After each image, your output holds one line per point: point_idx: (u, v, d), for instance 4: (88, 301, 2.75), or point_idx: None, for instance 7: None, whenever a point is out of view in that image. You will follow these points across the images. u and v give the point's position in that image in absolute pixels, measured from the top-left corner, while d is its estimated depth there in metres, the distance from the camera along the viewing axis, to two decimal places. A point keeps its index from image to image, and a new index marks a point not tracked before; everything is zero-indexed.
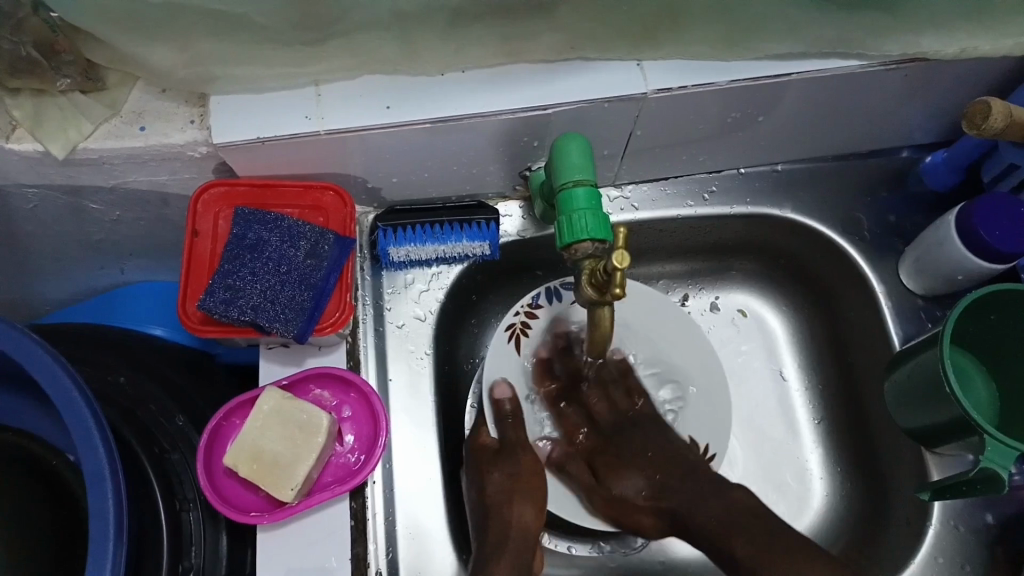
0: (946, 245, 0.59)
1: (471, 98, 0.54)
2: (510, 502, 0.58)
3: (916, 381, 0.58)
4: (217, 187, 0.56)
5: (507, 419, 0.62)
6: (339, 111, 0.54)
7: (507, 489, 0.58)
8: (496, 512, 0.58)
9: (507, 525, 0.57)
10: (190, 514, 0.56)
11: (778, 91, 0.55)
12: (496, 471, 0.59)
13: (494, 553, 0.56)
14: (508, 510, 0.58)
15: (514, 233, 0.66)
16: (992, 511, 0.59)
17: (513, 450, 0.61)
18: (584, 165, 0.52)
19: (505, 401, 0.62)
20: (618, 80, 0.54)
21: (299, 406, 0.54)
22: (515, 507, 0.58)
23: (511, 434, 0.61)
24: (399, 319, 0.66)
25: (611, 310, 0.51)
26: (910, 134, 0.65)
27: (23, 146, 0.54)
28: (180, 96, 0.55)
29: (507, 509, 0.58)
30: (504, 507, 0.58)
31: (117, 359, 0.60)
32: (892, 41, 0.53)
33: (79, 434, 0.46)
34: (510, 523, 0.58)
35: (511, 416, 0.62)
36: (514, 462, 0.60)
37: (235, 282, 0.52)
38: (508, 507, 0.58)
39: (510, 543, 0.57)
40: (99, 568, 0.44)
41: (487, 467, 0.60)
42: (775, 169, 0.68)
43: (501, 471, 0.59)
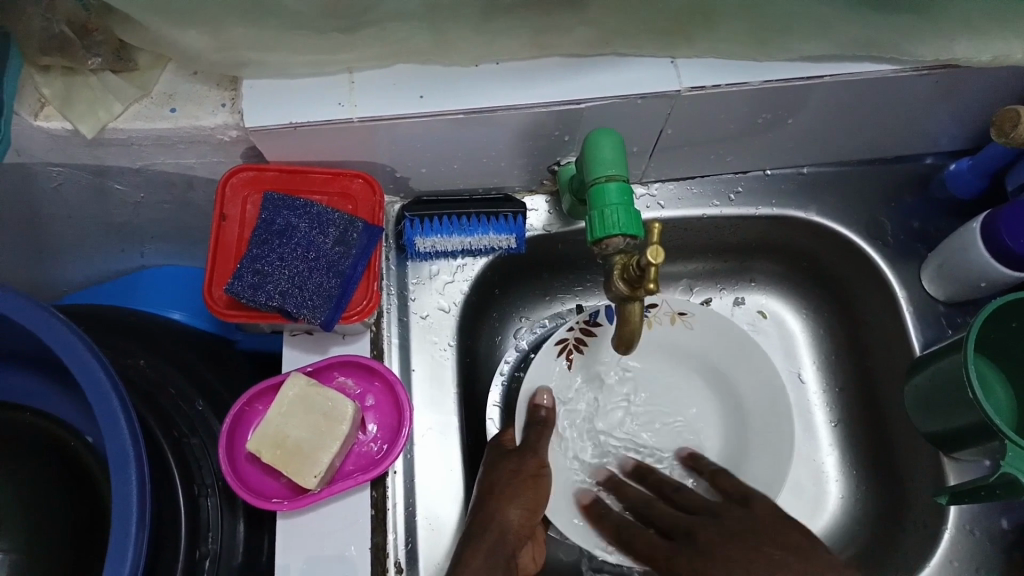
0: (969, 252, 0.59)
1: (504, 90, 0.54)
2: (508, 501, 0.55)
3: (937, 386, 0.58)
4: (247, 171, 0.56)
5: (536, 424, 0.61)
6: (371, 98, 0.53)
7: (505, 484, 0.56)
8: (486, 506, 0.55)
9: (489, 525, 0.54)
10: (208, 500, 0.56)
11: (808, 93, 0.56)
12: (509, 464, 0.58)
13: (471, 540, 0.53)
14: (498, 505, 0.55)
15: (539, 227, 0.66)
16: (1008, 517, 0.59)
17: (529, 452, 0.59)
18: (617, 160, 0.52)
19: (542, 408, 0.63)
20: (652, 76, 0.54)
21: (324, 394, 0.54)
22: (504, 506, 0.55)
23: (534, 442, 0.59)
24: (422, 310, 0.65)
25: (640, 305, 0.51)
26: (937, 140, 0.65)
27: (52, 125, 0.54)
28: (212, 79, 0.55)
29: (500, 505, 0.55)
30: (500, 497, 0.56)
31: (138, 342, 0.60)
32: (923, 45, 0.53)
33: (105, 414, 0.46)
34: (493, 518, 0.54)
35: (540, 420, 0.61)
36: (522, 461, 0.58)
37: (264, 267, 0.52)
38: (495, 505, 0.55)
39: (489, 534, 0.53)
40: (122, 551, 0.44)
41: (501, 468, 0.58)
42: (800, 171, 0.68)
43: (511, 464, 0.58)
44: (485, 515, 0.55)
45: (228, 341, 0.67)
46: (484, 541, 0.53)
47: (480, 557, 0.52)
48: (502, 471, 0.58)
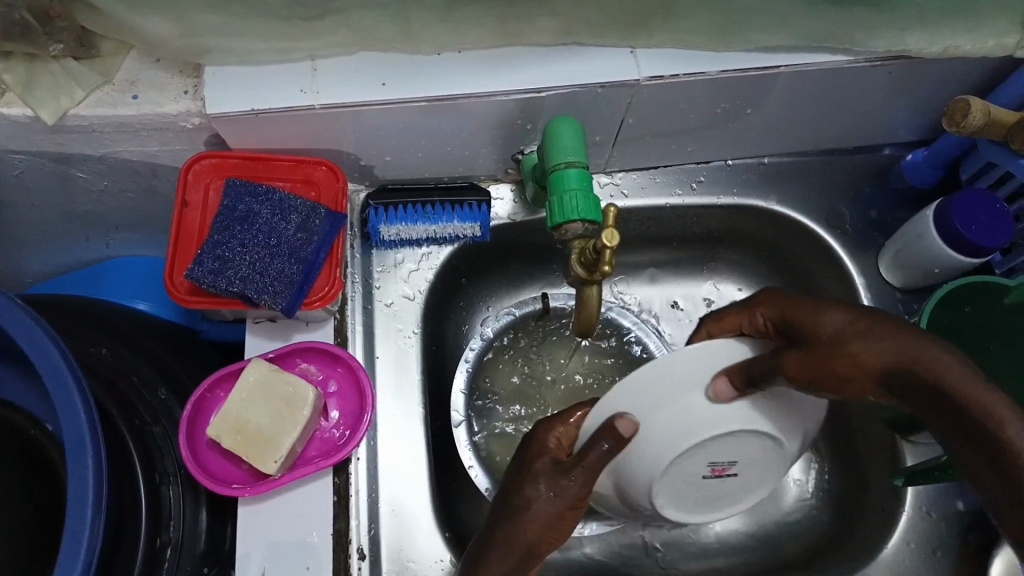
0: (924, 239, 0.61)
1: (466, 78, 0.54)
2: (540, 524, 0.45)
3: None
4: (209, 158, 0.56)
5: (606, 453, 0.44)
6: (332, 85, 0.54)
7: (543, 505, 0.45)
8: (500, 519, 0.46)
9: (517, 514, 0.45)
10: (169, 488, 0.55)
11: (768, 83, 0.56)
12: (547, 480, 0.46)
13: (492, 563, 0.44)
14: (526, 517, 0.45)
15: (504, 216, 0.67)
16: (963, 499, 0.61)
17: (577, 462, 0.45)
18: (577, 147, 0.53)
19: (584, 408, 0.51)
20: (610, 65, 0.55)
21: (285, 379, 0.54)
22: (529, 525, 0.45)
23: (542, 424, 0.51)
24: (387, 298, 0.66)
25: (599, 289, 0.51)
26: (894, 131, 0.67)
27: (12, 110, 0.54)
28: (174, 66, 0.55)
29: (532, 513, 0.45)
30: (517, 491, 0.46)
31: (100, 330, 0.60)
32: (877, 37, 0.54)
33: (61, 398, 0.46)
34: (521, 539, 0.44)
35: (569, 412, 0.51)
36: (574, 483, 0.45)
37: (225, 253, 0.52)
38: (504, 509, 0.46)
39: (513, 560, 0.44)
40: (77, 534, 0.44)
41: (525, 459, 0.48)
42: (761, 162, 0.69)
43: (550, 476, 0.46)
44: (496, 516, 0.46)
45: (193, 331, 0.67)
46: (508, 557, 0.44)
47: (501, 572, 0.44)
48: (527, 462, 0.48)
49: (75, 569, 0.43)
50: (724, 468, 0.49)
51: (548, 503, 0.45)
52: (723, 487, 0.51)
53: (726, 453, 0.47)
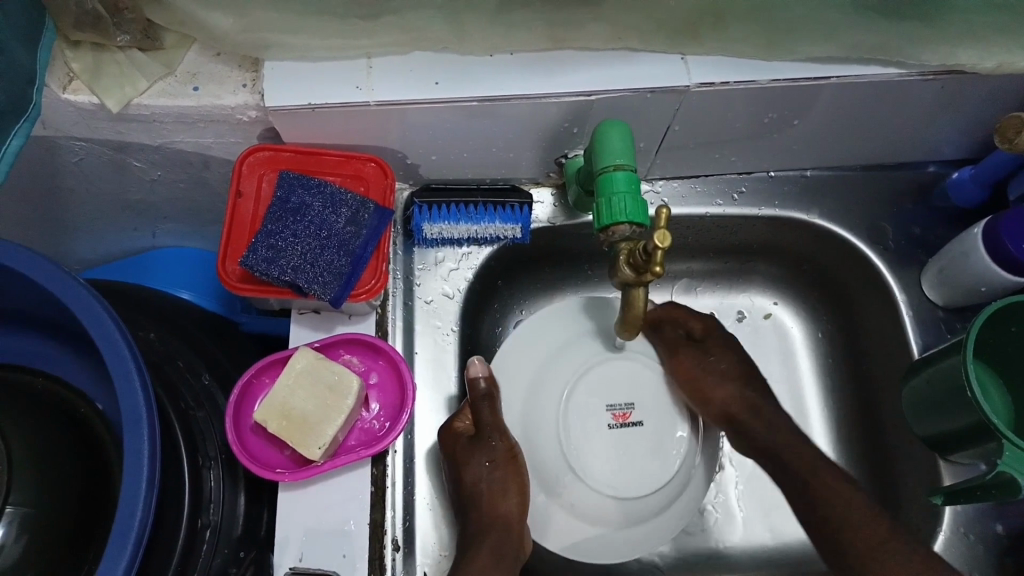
0: (971, 256, 0.60)
1: (517, 80, 0.55)
2: (492, 494, 0.59)
3: (934, 387, 0.59)
4: (263, 151, 0.57)
5: (482, 399, 0.61)
6: (386, 83, 0.55)
7: (487, 480, 0.59)
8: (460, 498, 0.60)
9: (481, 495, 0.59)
10: (210, 472, 0.56)
11: (816, 94, 0.56)
12: (478, 459, 0.60)
13: (476, 541, 0.58)
14: (488, 500, 0.59)
15: (544, 219, 0.68)
16: (1003, 521, 0.60)
17: (488, 437, 0.61)
18: (625, 150, 0.53)
19: (480, 379, 0.62)
20: (659, 71, 0.55)
21: (330, 368, 0.55)
22: (494, 499, 0.59)
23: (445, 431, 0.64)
24: (427, 295, 0.67)
25: (644, 291, 0.51)
26: (939, 148, 0.66)
27: (79, 98, 0.55)
28: (234, 60, 0.57)
29: (480, 494, 0.59)
30: (453, 478, 0.61)
31: (148, 316, 0.61)
32: (928, 51, 0.54)
33: (120, 376, 0.47)
34: (486, 517, 0.59)
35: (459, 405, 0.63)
36: (492, 451, 0.60)
37: (277, 242, 0.53)
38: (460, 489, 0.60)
39: (495, 529, 0.58)
40: (131, 509, 0.45)
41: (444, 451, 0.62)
42: (803, 175, 0.69)
43: (480, 459, 0.60)
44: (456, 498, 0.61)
45: (233, 322, 0.69)
46: (484, 535, 0.58)
47: (485, 537, 0.58)
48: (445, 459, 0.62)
49: (127, 543, 0.44)
50: (625, 415, 0.63)
51: (487, 473, 0.60)
52: (642, 447, 0.62)
53: (613, 394, 0.63)
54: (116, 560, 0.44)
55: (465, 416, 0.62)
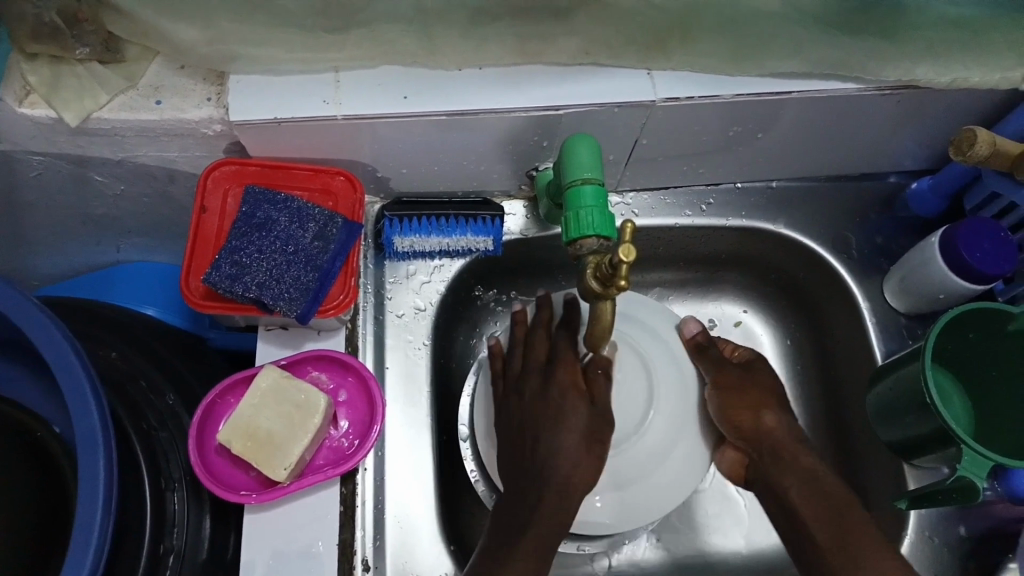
0: (930, 265, 0.62)
1: (486, 95, 0.55)
2: (575, 462, 0.55)
3: (896, 394, 0.61)
4: (228, 165, 0.57)
5: (599, 371, 0.59)
6: (354, 97, 0.54)
7: (575, 446, 0.55)
8: (522, 458, 0.56)
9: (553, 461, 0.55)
10: (174, 494, 0.55)
11: (780, 108, 0.58)
12: (575, 420, 0.56)
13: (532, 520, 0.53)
14: (571, 469, 0.55)
15: (516, 232, 0.68)
16: (964, 524, 0.62)
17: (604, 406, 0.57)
18: (593, 164, 0.54)
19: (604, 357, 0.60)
20: (628, 86, 0.55)
21: (297, 386, 0.54)
22: (575, 469, 0.55)
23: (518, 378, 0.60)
24: (398, 309, 0.67)
25: (612, 304, 0.52)
26: (900, 159, 0.68)
27: (36, 112, 0.54)
28: (198, 73, 0.56)
29: (566, 459, 0.55)
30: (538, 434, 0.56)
31: (111, 334, 0.60)
32: (888, 66, 0.55)
33: (75, 398, 0.46)
34: (569, 484, 0.54)
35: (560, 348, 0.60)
36: (597, 420, 0.56)
37: (242, 258, 0.52)
38: (535, 445, 0.56)
39: (555, 510, 0.54)
40: (87, 536, 0.44)
41: (534, 399, 0.58)
42: (770, 186, 0.70)
43: (579, 420, 0.56)
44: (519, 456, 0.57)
45: (201, 339, 0.67)
46: (565, 507, 0.54)
47: (554, 499, 0.54)
48: (534, 408, 0.58)
49: (82, 571, 0.43)
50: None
51: (577, 439, 0.55)
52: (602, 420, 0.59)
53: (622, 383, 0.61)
54: None
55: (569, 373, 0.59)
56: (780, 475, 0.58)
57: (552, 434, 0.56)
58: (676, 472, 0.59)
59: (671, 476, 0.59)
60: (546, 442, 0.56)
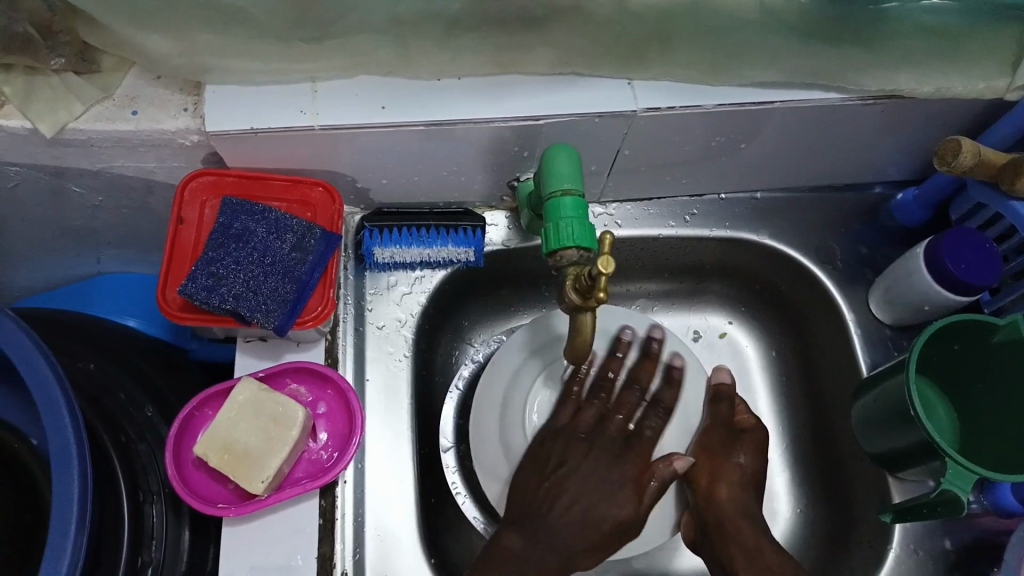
0: (915, 276, 0.61)
1: (465, 105, 0.55)
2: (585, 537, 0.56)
3: (881, 406, 0.60)
4: (206, 175, 0.56)
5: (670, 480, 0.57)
6: (332, 107, 0.54)
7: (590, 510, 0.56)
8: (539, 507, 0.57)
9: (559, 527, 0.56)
10: (152, 508, 0.54)
11: (763, 118, 0.57)
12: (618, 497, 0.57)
13: None
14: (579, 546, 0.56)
15: (498, 242, 0.67)
16: (950, 537, 0.61)
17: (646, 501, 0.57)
18: (573, 175, 0.53)
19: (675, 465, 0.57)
20: (608, 97, 0.55)
21: (274, 398, 0.53)
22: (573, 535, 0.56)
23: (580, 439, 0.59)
24: (379, 320, 0.66)
25: (592, 316, 0.51)
26: (884, 169, 0.68)
27: (11, 122, 0.53)
28: (175, 84, 0.55)
29: (588, 518, 0.56)
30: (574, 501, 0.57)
31: (87, 346, 0.59)
32: (869, 76, 0.55)
33: (48, 412, 0.45)
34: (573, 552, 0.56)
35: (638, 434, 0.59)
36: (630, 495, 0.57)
37: (219, 270, 0.52)
38: (563, 505, 0.57)
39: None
40: (59, 550, 0.43)
41: (591, 461, 0.58)
42: (754, 197, 0.70)
43: (608, 496, 0.57)
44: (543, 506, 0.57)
45: (181, 350, 0.67)
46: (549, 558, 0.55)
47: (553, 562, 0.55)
48: (591, 471, 0.58)
49: None
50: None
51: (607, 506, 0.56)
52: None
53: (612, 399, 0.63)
54: None
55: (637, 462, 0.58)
56: (725, 551, 0.58)
57: (594, 499, 0.57)
58: (638, 531, 0.59)
59: (630, 534, 0.59)
60: (582, 507, 0.57)
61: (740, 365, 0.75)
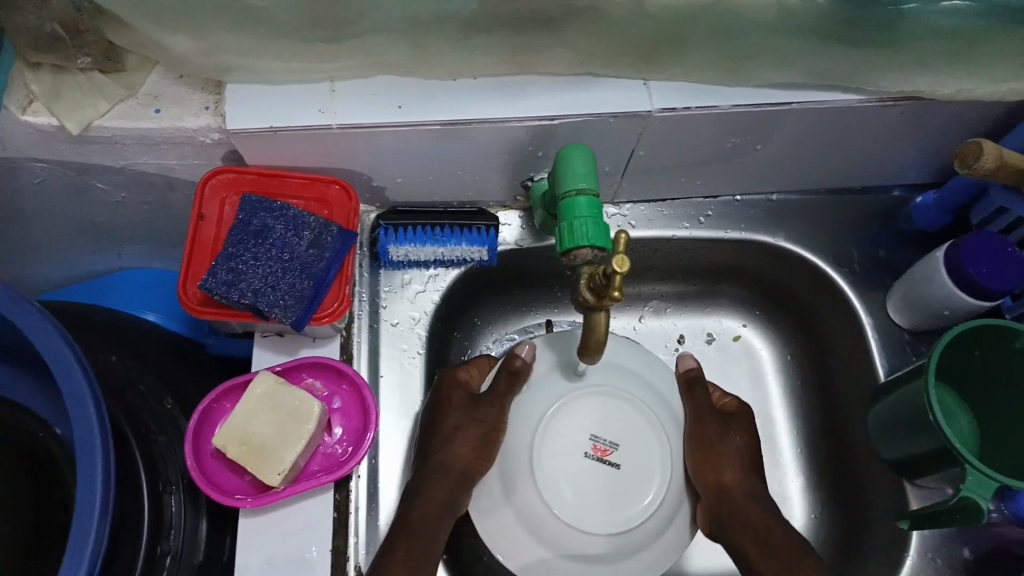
0: (934, 280, 0.60)
1: (480, 104, 0.55)
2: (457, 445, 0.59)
3: (901, 412, 0.59)
4: (226, 173, 0.57)
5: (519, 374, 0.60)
6: (350, 107, 0.54)
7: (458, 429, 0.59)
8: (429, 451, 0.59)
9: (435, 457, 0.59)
10: (172, 498, 0.55)
11: (778, 119, 0.57)
12: (459, 412, 0.60)
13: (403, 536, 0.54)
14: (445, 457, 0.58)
15: (512, 242, 0.68)
16: (969, 545, 0.60)
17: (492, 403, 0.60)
18: (587, 175, 0.53)
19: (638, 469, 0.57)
20: (624, 98, 0.55)
21: (291, 392, 0.54)
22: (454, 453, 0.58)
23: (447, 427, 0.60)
24: (393, 318, 0.67)
25: (605, 316, 0.51)
26: (902, 172, 0.67)
27: (39, 119, 0.55)
28: (196, 83, 0.56)
29: (445, 443, 0.59)
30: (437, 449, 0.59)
31: (109, 340, 0.61)
32: (888, 78, 0.54)
33: (74, 403, 0.46)
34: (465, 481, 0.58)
35: (487, 399, 0.60)
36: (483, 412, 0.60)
37: (238, 266, 0.53)
38: (443, 442, 0.59)
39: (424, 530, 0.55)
40: (83, 538, 0.44)
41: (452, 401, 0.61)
42: (770, 199, 0.70)
43: (462, 414, 0.60)
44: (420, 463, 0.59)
45: (199, 345, 0.67)
46: (429, 485, 0.57)
47: (434, 502, 0.56)
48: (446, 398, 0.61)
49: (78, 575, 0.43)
50: (606, 451, 0.59)
51: (459, 424, 0.60)
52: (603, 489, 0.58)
53: (598, 424, 0.59)
54: None
55: (470, 368, 0.64)
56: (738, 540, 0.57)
57: (453, 428, 0.59)
58: (654, 557, 0.58)
59: (658, 551, 0.58)
60: (452, 437, 0.59)
61: (756, 370, 0.74)
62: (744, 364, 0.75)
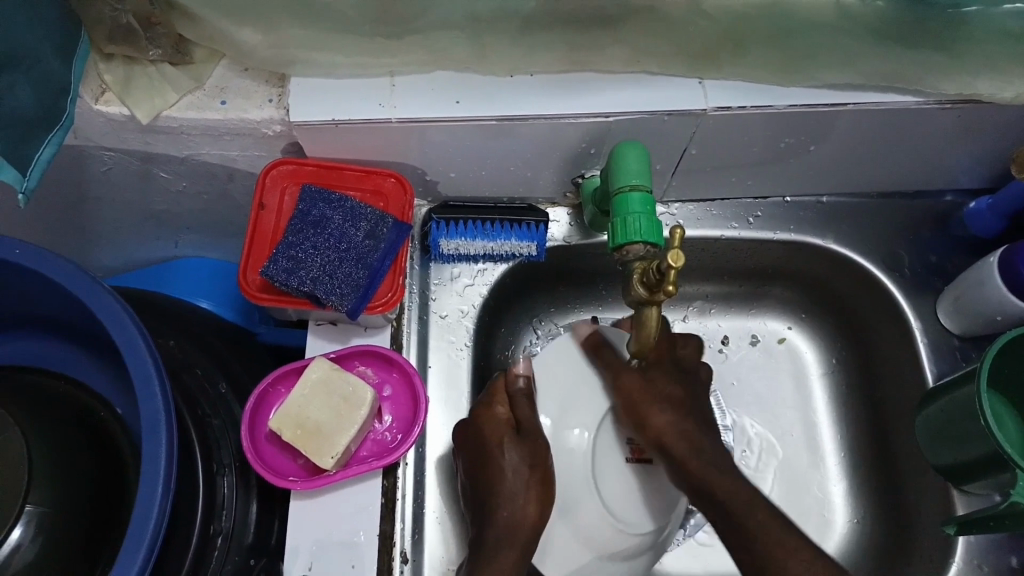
0: (987, 285, 0.60)
1: (536, 100, 0.56)
2: (522, 496, 0.56)
3: (949, 416, 0.59)
4: (287, 165, 0.59)
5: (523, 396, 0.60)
6: (409, 101, 0.56)
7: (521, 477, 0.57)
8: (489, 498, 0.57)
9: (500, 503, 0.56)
10: (224, 480, 0.57)
11: (831, 120, 0.57)
12: (513, 451, 0.57)
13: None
14: (516, 508, 0.56)
15: (560, 238, 0.68)
16: (1016, 555, 0.59)
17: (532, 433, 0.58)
18: (641, 172, 0.54)
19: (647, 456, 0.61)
20: (680, 97, 0.55)
21: (345, 378, 0.55)
22: (521, 502, 0.56)
23: (509, 479, 0.56)
24: (442, 310, 0.68)
25: (657, 310, 0.51)
26: (956, 176, 0.67)
27: (110, 108, 0.57)
28: (261, 76, 0.58)
29: (506, 496, 0.56)
30: (503, 505, 0.56)
31: (168, 324, 0.62)
32: (946, 80, 0.54)
33: (141, 380, 0.47)
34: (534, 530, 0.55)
35: (529, 432, 0.58)
36: (533, 447, 0.58)
37: (298, 254, 0.54)
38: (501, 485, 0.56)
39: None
40: (146, 510, 0.45)
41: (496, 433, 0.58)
42: (820, 201, 0.70)
43: (518, 452, 0.57)
44: (487, 512, 0.56)
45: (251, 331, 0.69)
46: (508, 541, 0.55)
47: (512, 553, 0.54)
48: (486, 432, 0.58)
49: (141, 545, 0.44)
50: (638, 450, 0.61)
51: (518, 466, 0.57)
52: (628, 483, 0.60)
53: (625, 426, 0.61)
54: (131, 559, 0.44)
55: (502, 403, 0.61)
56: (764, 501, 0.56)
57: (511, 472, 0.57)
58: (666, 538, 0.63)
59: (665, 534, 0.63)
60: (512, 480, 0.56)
61: (801, 372, 0.74)
62: (788, 367, 0.75)
